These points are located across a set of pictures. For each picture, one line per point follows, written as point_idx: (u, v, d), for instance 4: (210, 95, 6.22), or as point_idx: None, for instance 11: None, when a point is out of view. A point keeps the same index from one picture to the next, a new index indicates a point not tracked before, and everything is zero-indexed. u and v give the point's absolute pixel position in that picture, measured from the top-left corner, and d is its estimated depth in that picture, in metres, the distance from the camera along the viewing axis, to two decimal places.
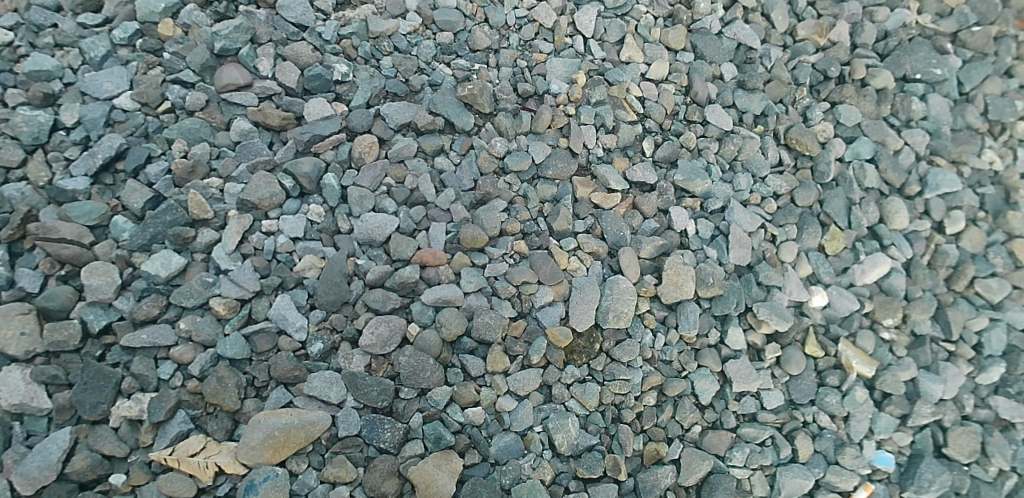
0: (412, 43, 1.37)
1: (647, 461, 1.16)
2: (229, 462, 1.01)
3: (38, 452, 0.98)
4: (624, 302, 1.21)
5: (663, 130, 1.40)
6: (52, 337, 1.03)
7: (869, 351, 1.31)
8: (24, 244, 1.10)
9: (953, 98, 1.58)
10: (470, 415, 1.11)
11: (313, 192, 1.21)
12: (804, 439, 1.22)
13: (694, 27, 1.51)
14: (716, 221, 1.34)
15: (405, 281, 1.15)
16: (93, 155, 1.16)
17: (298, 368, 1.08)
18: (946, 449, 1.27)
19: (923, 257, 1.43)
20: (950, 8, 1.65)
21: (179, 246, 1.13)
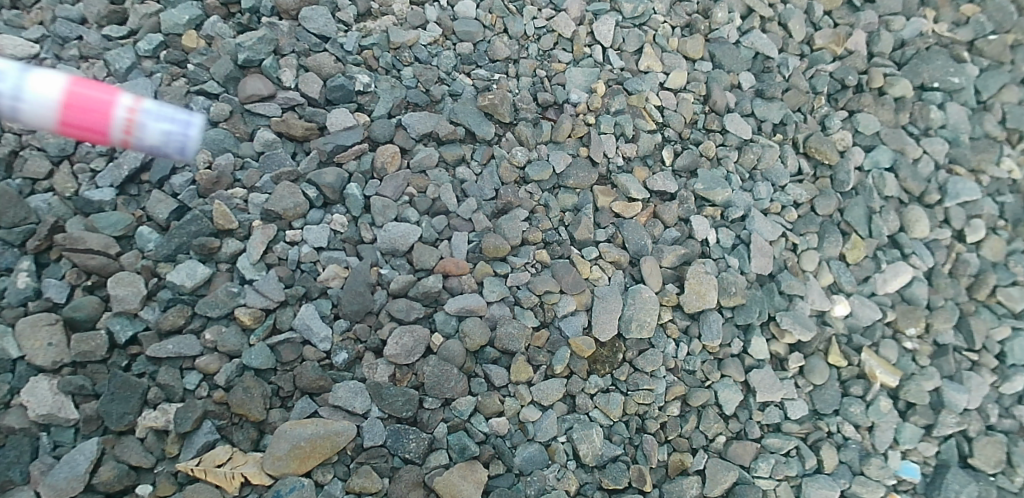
0: (432, 54, 1.38)
1: (672, 471, 1.16)
2: (255, 473, 1.01)
3: (65, 463, 0.97)
4: (646, 312, 1.21)
5: (682, 139, 1.40)
6: (79, 348, 1.03)
7: (892, 361, 1.31)
8: (50, 255, 1.10)
9: (970, 106, 1.58)
10: (495, 425, 1.11)
11: (336, 202, 1.21)
12: (829, 449, 1.22)
13: (711, 36, 1.52)
14: (737, 230, 1.35)
15: (429, 290, 1.15)
16: (119, 166, 1.17)
17: (322, 378, 1.08)
18: (972, 459, 1.26)
19: (944, 265, 1.42)
20: (966, 17, 1.66)
21: (204, 257, 1.13)
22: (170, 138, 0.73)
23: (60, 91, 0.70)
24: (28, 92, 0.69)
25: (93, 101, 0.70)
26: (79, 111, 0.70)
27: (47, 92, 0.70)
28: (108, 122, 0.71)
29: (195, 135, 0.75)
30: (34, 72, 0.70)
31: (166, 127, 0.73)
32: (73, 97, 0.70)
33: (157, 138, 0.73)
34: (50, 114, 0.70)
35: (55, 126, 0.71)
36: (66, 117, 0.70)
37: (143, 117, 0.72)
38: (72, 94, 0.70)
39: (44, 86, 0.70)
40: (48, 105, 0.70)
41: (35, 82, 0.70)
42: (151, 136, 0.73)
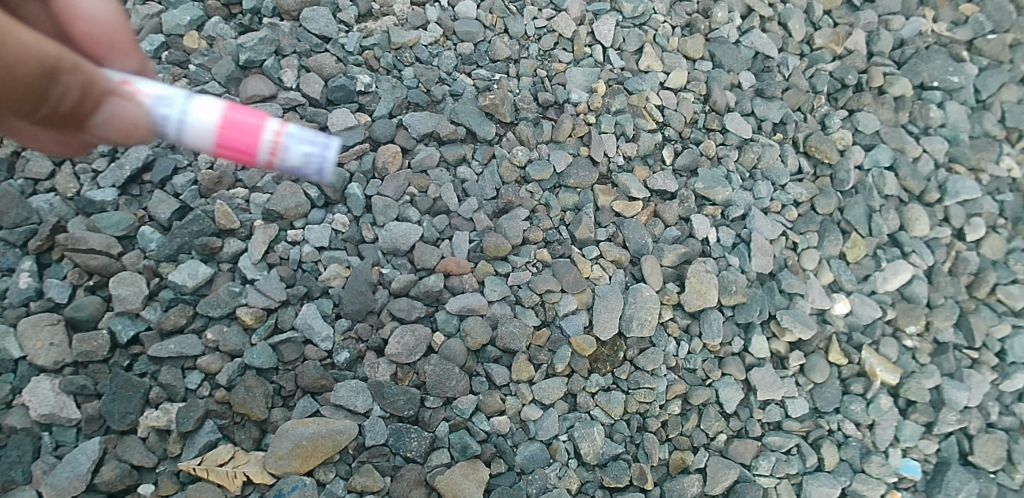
0: (433, 54, 1.38)
1: (673, 470, 1.16)
2: (257, 472, 1.01)
3: (67, 462, 0.97)
4: (647, 310, 1.21)
5: (682, 138, 1.41)
6: (80, 347, 1.03)
7: (892, 359, 1.31)
8: (52, 255, 1.11)
9: (970, 105, 1.59)
10: (496, 424, 1.11)
11: (337, 202, 1.21)
12: (830, 447, 1.22)
13: (711, 36, 1.52)
14: (737, 229, 1.35)
15: (430, 289, 1.15)
16: (121, 167, 1.17)
17: (324, 377, 1.08)
18: (972, 457, 1.27)
19: (944, 264, 1.43)
20: (965, 17, 1.66)
21: (205, 256, 1.14)
22: (311, 161, 0.60)
23: (222, 113, 0.59)
24: (192, 115, 0.60)
25: (239, 124, 0.59)
26: (233, 134, 0.59)
27: (209, 116, 0.59)
28: (255, 146, 0.59)
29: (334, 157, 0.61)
30: (193, 97, 0.61)
31: (301, 148, 0.59)
32: (225, 120, 0.59)
33: (297, 160, 0.60)
34: (215, 140, 0.59)
35: (225, 153, 0.61)
36: (222, 141, 0.59)
37: (284, 138, 0.59)
38: (227, 117, 0.59)
39: (199, 110, 0.60)
40: (214, 128, 0.59)
41: (193, 105, 0.60)
42: (294, 159, 0.59)
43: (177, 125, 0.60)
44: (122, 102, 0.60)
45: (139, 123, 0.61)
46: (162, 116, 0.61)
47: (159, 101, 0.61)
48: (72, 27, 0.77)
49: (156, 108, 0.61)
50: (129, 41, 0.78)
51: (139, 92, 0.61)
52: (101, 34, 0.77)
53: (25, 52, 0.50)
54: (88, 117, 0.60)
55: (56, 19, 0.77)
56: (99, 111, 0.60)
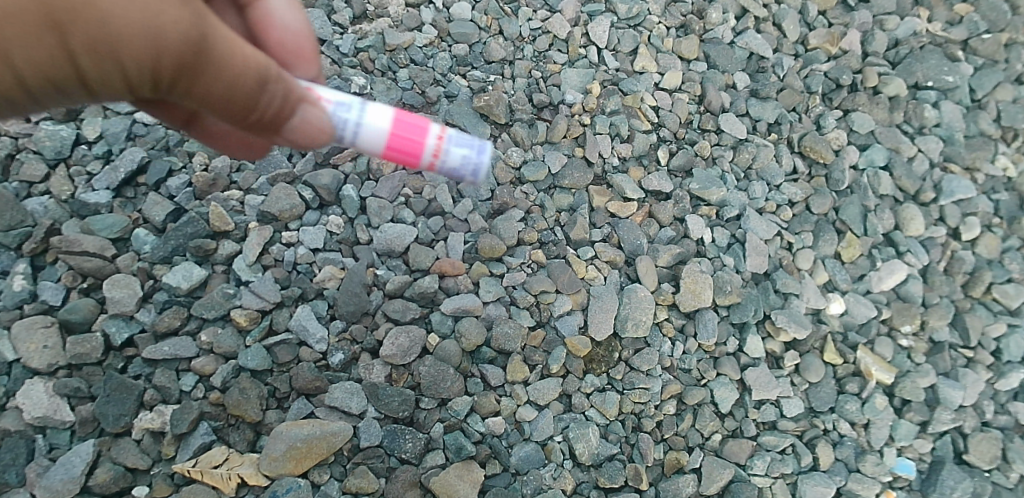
0: (428, 55, 1.38)
1: (668, 470, 1.16)
2: (251, 473, 1.01)
3: (61, 464, 0.97)
4: (642, 311, 1.22)
5: (677, 139, 1.41)
6: (74, 350, 1.03)
7: (887, 358, 1.32)
8: (46, 258, 1.11)
9: (964, 105, 1.59)
10: (491, 425, 1.11)
11: (332, 204, 1.22)
12: (825, 447, 1.22)
13: (706, 37, 1.52)
14: (732, 229, 1.35)
15: (424, 291, 1.15)
16: (115, 169, 1.17)
17: (318, 379, 1.08)
18: (967, 456, 1.26)
19: (939, 263, 1.43)
20: (960, 16, 1.66)
21: (200, 259, 1.14)
22: (469, 164, 0.69)
23: (396, 120, 0.68)
24: (369, 120, 0.68)
25: (410, 128, 0.68)
26: (403, 138, 0.67)
27: (385, 122, 0.68)
28: (422, 149, 0.68)
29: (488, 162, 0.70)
30: (369, 104, 0.69)
31: (462, 152, 0.69)
32: (398, 126, 0.67)
33: (457, 162, 0.69)
34: (385, 143, 0.68)
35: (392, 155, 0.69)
36: (393, 144, 0.68)
37: (449, 145, 0.68)
38: (399, 122, 0.68)
39: (375, 115, 0.68)
40: (387, 133, 0.68)
41: (369, 111, 0.68)
42: (455, 162, 0.69)
43: (355, 129, 0.69)
44: (312, 108, 0.67)
45: (323, 128, 0.69)
46: (341, 121, 0.69)
47: (338, 107, 0.69)
48: (264, 32, 0.89)
49: (336, 114, 0.69)
50: (311, 48, 0.90)
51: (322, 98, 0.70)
52: (290, 39, 0.89)
53: (245, 75, 0.59)
54: (284, 123, 0.67)
55: (251, 21, 0.89)
56: (294, 115, 0.67)
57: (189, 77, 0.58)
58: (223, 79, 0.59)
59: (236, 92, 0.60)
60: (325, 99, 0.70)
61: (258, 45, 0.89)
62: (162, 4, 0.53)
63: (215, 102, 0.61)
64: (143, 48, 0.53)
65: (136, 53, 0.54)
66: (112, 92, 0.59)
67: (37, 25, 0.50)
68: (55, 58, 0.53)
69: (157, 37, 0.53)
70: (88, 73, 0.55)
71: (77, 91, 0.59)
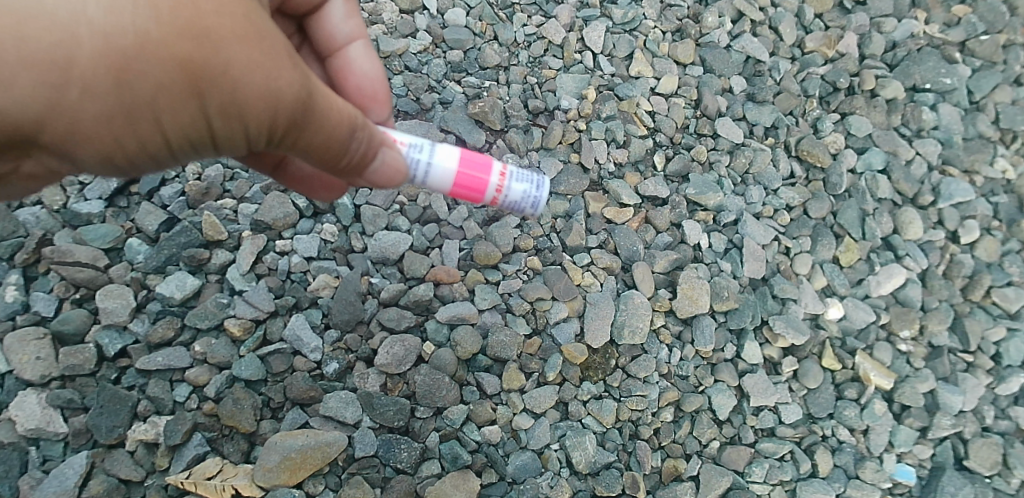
0: (422, 62, 1.37)
1: (666, 478, 1.15)
2: (246, 485, 1.00)
3: (54, 477, 0.97)
4: (638, 318, 1.21)
5: (673, 144, 1.40)
6: (67, 361, 1.03)
7: (886, 363, 1.31)
8: (39, 268, 1.10)
9: (962, 107, 1.58)
10: (487, 434, 1.11)
11: (326, 211, 1.21)
12: (824, 453, 1.21)
13: (702, 41, 1.51)
14: (729, 234, 1.34)
15: (419, 299, 1.14)
16: (108, 179, 1.17)
17: (313, 388, 1.07)
18: (967, 462, 1.26)
19: (938, 267, 1.42)
20: (958, 18, 1.66)
21: (193, 268, 1.13)
22: (524, 197, 0.88)
23: (466, 164, 0.85)
24: (444, 164, 0.84)
25: (476, 170, 0.85)
26: (472, 178, 0.85)
27: (457, 165, 0.84)
28: (487, 186, 0.85)
29: (546, 196, 0.89)
30: (437, 147, 0.85)
31: (520, 188, 0.87)
32: (465, 166, 0.84)
33: (516, 196, 0.87)
34: (456, 183, 0.85)
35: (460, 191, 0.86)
36: (463, 183, 0.85)
37: (510, 184, 0.86)
38: (469, 166, 0.85)
39: (449, 160, 0.84)
40: (459, 174, 0.84)
41: (445, 156, 0.84)
42: (512, 195, 0.87)
43: (431, 170, 0.84)
44: (390, 152, 0.78)
45: (400, 169, 0.80)
46: (419, 165, 0.84)
47: (417, 153, 0.84)
48: (345, 81, 1.01)
49: (416, 159, 0.84)
50: (384, 95, 1.00)
51: (402, 145, 0.84)
52: (367, 87, 0.99)
53: (340, 126, 0.69)
54: (366, 167, 0.77)
55: (332, 73, 1.02)
56: (375, 160, 0.77)
57: (295, 130, 0.67)
58: (323, 132, 0.68)
59: (331, 142, 0.69)
60: (404, 146, 0.84)
61: (338, 94, 1.01)
62: (276, 71, 0.62)
63: (314, 152, 0.71)
64: (262, 110, 0.63)
65: (258, 113, 0.63)
66: (232, 147, 0.68)
67: (183, 95, 0.59)
68: (195, 120, 0.62)
69: (275, 98, 0.62)
70: (219, 131, 0.64)
71: (207, 148, 0.68)
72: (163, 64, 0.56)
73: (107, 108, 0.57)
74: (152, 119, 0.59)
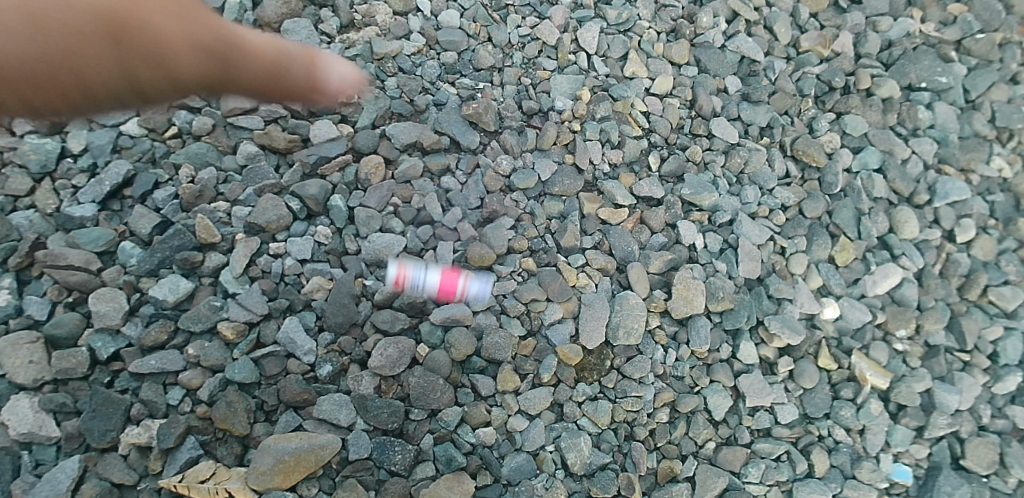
0: (416, 63, 1.37)
1: (662, 479, 1.15)
2: (239, 488, 0.99)
3: (46, 481, 0.97)
4: (634, 318, 1.21)
5: (668, 144, 1.40)
6: (60, 365, 1.03)
7: (883, 363, 1.30)
8: (32, 272, 1.10)
9: (959, 105, 1.58)
10: (482, 435, 1.10)
11: (320, 214, 1.21)
12: (820, 453, 1.21)
13: (697, 41, 1.51)
14: (724, 234, 1.34)
15: (414, 301, 1.15)
16: (100, 182, 1.17)
17: (306, 391, 1.07)
18: (964, 461, 1.25)
19: (935, 266, 1.41)
20: (953, 17, 1.65)
21: (186, 271, 1.13)
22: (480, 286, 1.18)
23: (446, 280, 1.16)
24: (431, 280, 1.16)
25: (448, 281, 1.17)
26: (450, 284, 1.16)
27: (440, 282, 1.16)
28: (461, 289, 1.17)
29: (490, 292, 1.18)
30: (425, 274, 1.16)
31: (483, 285, 1.18)
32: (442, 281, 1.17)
33: (482, 290, 1.18)
34: (441, 291, 1.16)
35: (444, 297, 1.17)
36: (445, 288, 1.16)
37: (476, 284, 1.18)
38: (448, 280, 1.16)
39: (433, 277, 1.16)
40: (441, 284, 1.16)
41: (431, 274, 1.17)
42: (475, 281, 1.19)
43: (423, 286, 1.16)
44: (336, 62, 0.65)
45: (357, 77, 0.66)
46: (415, 281, 1.15)
47: (412, 271, 1.16)
48: None
49: (411, 274, 1.15)
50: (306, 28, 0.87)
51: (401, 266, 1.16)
52: None
53: (268, 54, 0.58)
54: (313, 97, 0.64)
55: None
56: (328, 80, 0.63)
57: (226, 72, 0.56)
58: (251, 62, 0.57)
59: (266, 73, 0.58)
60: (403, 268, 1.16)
61: None
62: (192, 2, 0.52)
63: (242, 89, 0.58)
64: (185, 45, 0.52)
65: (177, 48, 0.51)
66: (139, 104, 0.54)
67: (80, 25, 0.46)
68: (92, 65, 0.48)
69: (195, 25, 0.52)
70: (125, 83, 0.51)
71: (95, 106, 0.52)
72: (91, 15, 0.46)
73: (29, 56, 0.45)
74: (38, 62, 0.45)
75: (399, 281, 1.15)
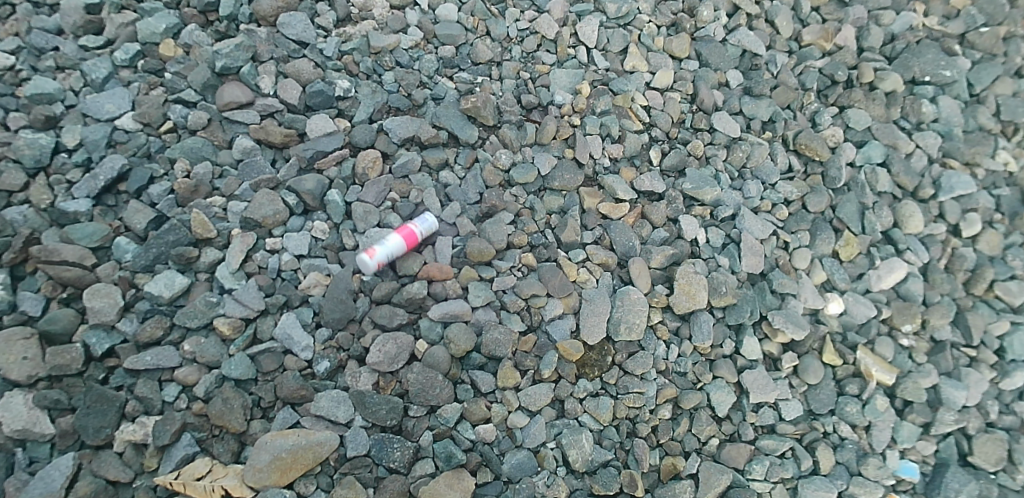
0: (414, 58, 1.36)
1: (665, 476, 1.13)
2: (236, 485, 0.98)
3: (40, 479, 0.95)
4: (635, 313, 1.19)
5: (669, 138, 1.39)
6: (54, 361, 1.01)
7: (888, 359, 1.28)
8: (26, 267, 1.09)
9: (963, 99, 1.56)
10: (482, 432, 1.08)
11: (317, 209, 1.20)
12: (825, 450, 1.19)
13: (698, 35, 1.50)
14: (726, 229, 1.32)
15: (412, 296, 1.13)
16: (95, 177, 1.16)
17: (304, 387, 1.06)
18: (972, 458, 1.23)
19: (940, 261, 1.40)
20: (957, 10, 1.63)
21: (182, 266, 1.12)
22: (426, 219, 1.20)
23: (405, 234, 1.16)
24: (396, 243, 1.15)
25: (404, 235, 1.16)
26: (411, 234, 1.17)
27: (403, 239, 1.15)
28: (420, 231, 1.18)
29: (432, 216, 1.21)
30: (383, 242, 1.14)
31: (430, 218, 1.20)
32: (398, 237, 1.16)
33: (432, 223, 1.20)
34: (408, 245, 1.16)
35: (411, 248, 1.18)
36: (411, 241, 1.16)
37: (425, 221, 1.19)
38: (406, 232, 1.16)
39: (395, 239, 1.15)
40: (403, 239, 1.15)
41: (390, 239, 1.15)
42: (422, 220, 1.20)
43: (394, 252, 1.15)
44: None
45: None
46: (386, 253, 1.14)
47: (378, 248, 1.13)
48: None
49: (380, 251, 1.13)
50: None
51: (370, 252, 1.13)
52: None
53: None
54: None
55: None
56: None
57: None
58: None
59: None
60: (372, 251, 1.13)
61: None
62: None
63: None
64: None
65: None
66: None
67: None
68: None
69: None
70: None
71: None
72: None
73: None
74: None
75: (375, 262, 1.13)
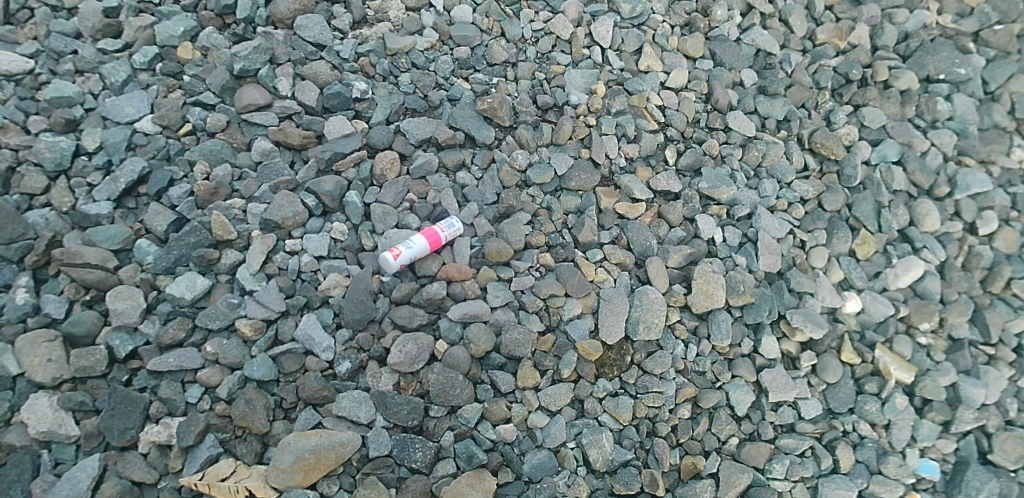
0: (429, 59, 1.37)
1: (685, 475, 1.13)
2: (259, 486, 0.99)
3: (66, 480, 0.96)
4: (653, 313, 1.19)
5: (684, 138, 1.39)
6: (78, 363, 1.02)
7: (907, 357, 1.28)
8: (49, 270, 1.10)
9: (978, 97, 1.56)
10: (502, 432, 1.09)
11: (336, 210, 1.20)
12: (845, 449, 1.19)
13: (712, 34, 1.50)
14: (743, 228, 1.32)
15: (432, 297, 1.13)
16: (116, 180, 1.16)
17: (325, 388, 1.06)
18: (991, 456, 1.23)
19: (957, 259, 1.40)
20: (971, 8, 1.63)
21: (203, 268, 1.12)
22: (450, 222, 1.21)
23: (429, 235, 1.17)
24: (420, 244, 1.15)
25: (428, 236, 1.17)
26: (434, 236, 1.17)
27: (426, 240, 1.16)
28: (443, 233, 1.18)
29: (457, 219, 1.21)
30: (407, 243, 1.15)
31: (453, 221, 1.21)
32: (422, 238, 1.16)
33: (457, 226, 1.20)
34: (432, 247, 1.17)
35: (434, 250, 1.18)
36: (434, 242, 1.17)
37: (450, 224, 1.20)
38: (430, 234, 1.17)
39: (419, 240, 1.15)
40: (427, 241, 1.16)
41: (415, 240, 1.15)
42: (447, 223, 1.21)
43: (417, 252, 1.15)
44: None
45: None
46: (410, 252, 1.14)
47: (403, 249, 1.14)
48: None
49: (404, 251, 1.14)
50: None
51: (393, 251, 1.13)
52: None
53: None
54: None
55: None
56: None
57: None
58: None
59: None
60: (395, 250, 1.14)
61: None
62: None
63: None
64: None
65: None
66: None
67: None
68: None
69: None
70: None
71: None
72: None
73: None
74: None
75: (398, 261, 1.13)
